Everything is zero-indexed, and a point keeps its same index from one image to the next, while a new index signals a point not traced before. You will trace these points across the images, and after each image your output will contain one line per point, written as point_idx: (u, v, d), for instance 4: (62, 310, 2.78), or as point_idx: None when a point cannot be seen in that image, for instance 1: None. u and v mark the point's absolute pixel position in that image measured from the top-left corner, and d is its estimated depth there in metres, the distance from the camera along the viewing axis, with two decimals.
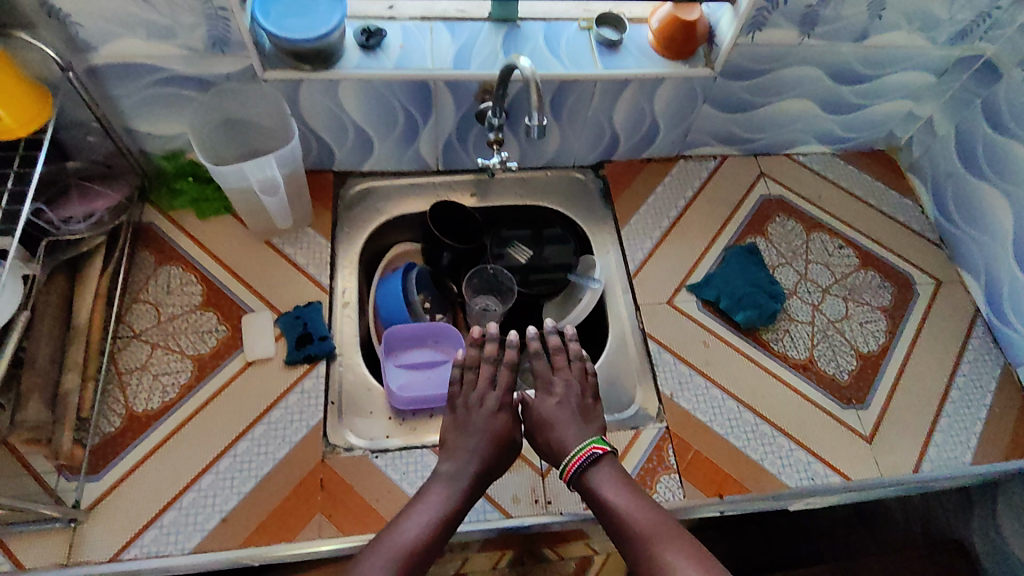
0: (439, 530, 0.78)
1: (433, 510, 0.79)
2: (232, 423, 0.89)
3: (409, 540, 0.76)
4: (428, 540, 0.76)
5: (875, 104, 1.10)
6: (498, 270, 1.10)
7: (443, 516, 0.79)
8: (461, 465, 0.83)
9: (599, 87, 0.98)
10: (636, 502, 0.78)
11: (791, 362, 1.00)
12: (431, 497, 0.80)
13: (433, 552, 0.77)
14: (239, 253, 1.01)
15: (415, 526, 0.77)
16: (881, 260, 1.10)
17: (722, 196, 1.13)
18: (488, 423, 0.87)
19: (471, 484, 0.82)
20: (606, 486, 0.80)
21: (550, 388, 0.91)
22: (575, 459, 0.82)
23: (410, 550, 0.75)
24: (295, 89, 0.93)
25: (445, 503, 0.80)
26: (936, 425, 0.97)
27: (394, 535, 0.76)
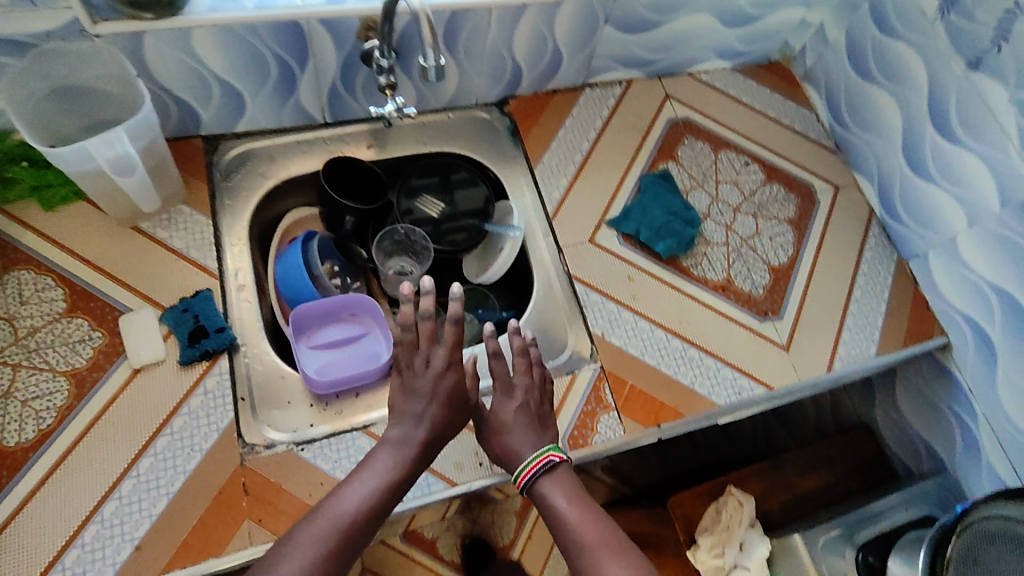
0: (382, 499, 0.73)
1: (377, 479, 0.74)
2: (129, 441, 0.78)
3: (349, 510, 0.70)
4: (371, 508, 0.72)
5: (770, 14, 1.08)
6: (409, 230, 1.02)
7: (388, 484, 0.74)
8: (409, 430, 0.78)
9: (495, 15, 0.90)
10: (586, 514, 0.76)
11: (711, 285, 0.99)
12: (376, 465, 0.75)
13: (374, 522, 0.72)
14: (102, 245, 0.87)
15: (357, 495, 0.72)
16: (786, 172, 1.11)
17: (631, 122, 1.09)
18: (436, 384, 0.80)
19: (419, 449, 0.77)
20: (557, 495, 0.77)
21: (510, 388, 0.84)
22: (525, 469, 0.79)
23: (350, 520, 0.70)
24: (136, 43, 0.78)
25: (390, 473, 0.75)
26: (844, 322, 1.00)
27: (331, 508, 0.70)
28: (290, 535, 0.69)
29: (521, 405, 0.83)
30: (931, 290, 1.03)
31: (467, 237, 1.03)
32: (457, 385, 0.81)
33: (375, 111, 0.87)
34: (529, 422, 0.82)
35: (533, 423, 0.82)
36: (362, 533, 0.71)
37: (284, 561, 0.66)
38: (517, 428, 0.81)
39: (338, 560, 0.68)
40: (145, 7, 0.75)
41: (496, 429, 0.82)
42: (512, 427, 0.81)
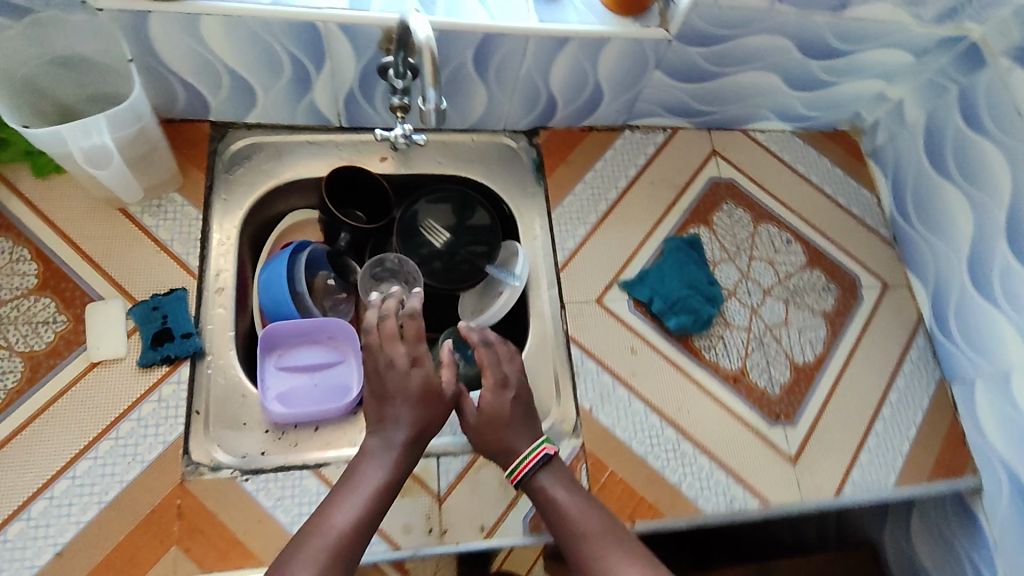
0: (370, 515, 0.65)
1: (365, 490, 0.66)
2: (72, 438, 0.75)
3: (337, 534, 0.63)
4: (359, 528, 0.64)
5: (846, 82, 0.96)
6: (401, 259, 0.95)
7: (376, 498, 0.67)
8: (390, 436, 0.70)
9: (532, 43, 0.82)
10: (586, 504, 0.71)
11: (721, 373, 0.90)
12: (363, 479, 0.68)
13: (364, 542, 0.64)
14: (86, 224, 0.83)
15: (343, 515, 0.64)
16: (831, 259, 1.00)
17: (668, 176, 1.00)
18: (408, 381, 0.72)
19: (404, 453, 0.70)
20: (556, 486, 0.73)
21: (503, 380, 0.78)
22: (521, 466, 0.74)
23: (339, 545, 0.62)
24: (140, 23, 0.73)
25: (378, 482, 0.68)
26: (863, 443, 0.89)
27: (319, 535, 0.62)
28: (280, 564, 0.61)
29: (516, 397, 0.77)
30: (971, 423, 0.92)
31: (478, 269, 0.96)
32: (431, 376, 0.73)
33: (380, 133, 0.79)
34: (523, 416, 0.77)
35: (527, 417, 0.77)
36: (353, 558, 0.63)
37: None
38: (512, 421, 0.76)
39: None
40: None
41: (497, 425, 0.75)
42: (504, 425, 0.75)
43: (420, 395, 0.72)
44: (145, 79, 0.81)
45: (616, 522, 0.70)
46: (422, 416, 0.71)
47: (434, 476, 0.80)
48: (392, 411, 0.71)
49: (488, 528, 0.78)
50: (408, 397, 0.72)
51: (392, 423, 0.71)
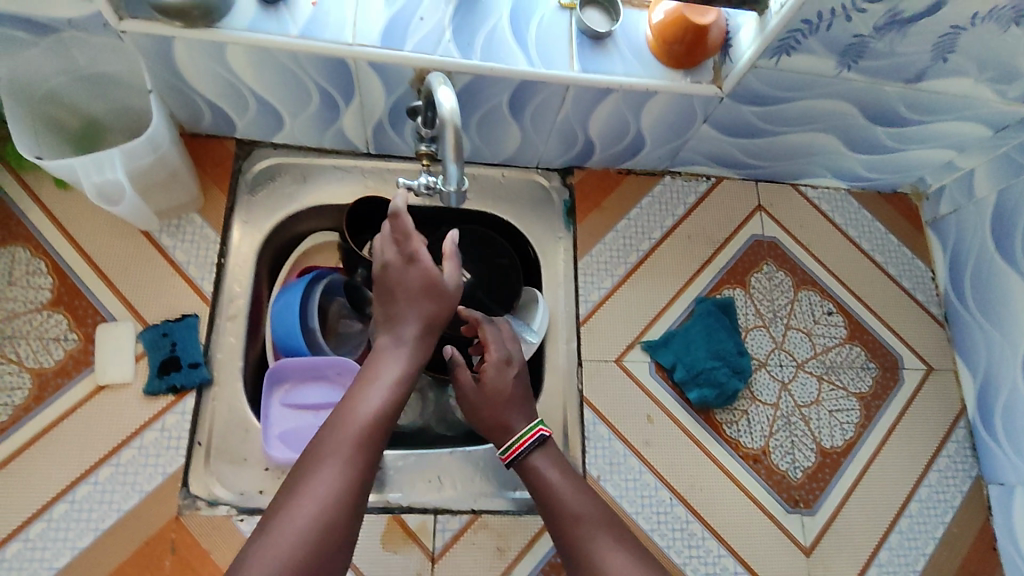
0: (390, 408, 0.65)
1: (383, 382, 0.66)
2: (73, 462, 0.74)
3: (362, 428, 0.63)
4: (381, 422, 0.64)
5: (912, 149, 0.89)
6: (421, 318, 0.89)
7: (395, 391, 0.66)
8: (403, 331, 0.70)
9: (571, 91, 0.77)
10: (578, 487, 0.72)
11: (741, 452, 0.86)
12: (380, 375, 0.67)
13: (387, 432, 0.65)
14: (103, 240, 0.82)
15: (364, 409, 0.64)
16: (873, 334, 0.94)
17: (707, 231, 0.94)
18: (410, 276, 0.71)
19: (417, 347, 0.70)
20: (550, 470, 0.73)
21: (508, 357, 0.78)
22: (516, 446, 0.73)
23: (364, 435, 0.62)
24: (163, 47, 0.70)
25: (395, 373, 0.67)
26: (885, 540, 0.85)
27: (343, 428, 0.62)
28: (310, 455, 0.61)
29: (518, 376, 0.78)
30: (1005, 530, 0.86)
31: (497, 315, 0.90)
32: (432, 273, 0.72)
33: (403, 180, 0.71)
34: (523, 397, 0.77)
35: (526, 398, 0.77)
36: (376, 449, 0.63)
37: (305, 487, 0.58)
38: (513, 399, 0.76)
39: (362, 482, 0.60)
40: (175, 14, 0.66)
41: (499, 402, 0.76)
42: (505, 402, 0.76)
43: (426, 289, 0.71)
44: (170, 97, 0.79)
45: (606, 509, 0.71)
46: (428, 316, 0.71)
47: (430, 534, 0.79)
48: (400, 308, 0.71)
49: None
50: (413, 293, 0.71)
51: (403, 317, 0.71)
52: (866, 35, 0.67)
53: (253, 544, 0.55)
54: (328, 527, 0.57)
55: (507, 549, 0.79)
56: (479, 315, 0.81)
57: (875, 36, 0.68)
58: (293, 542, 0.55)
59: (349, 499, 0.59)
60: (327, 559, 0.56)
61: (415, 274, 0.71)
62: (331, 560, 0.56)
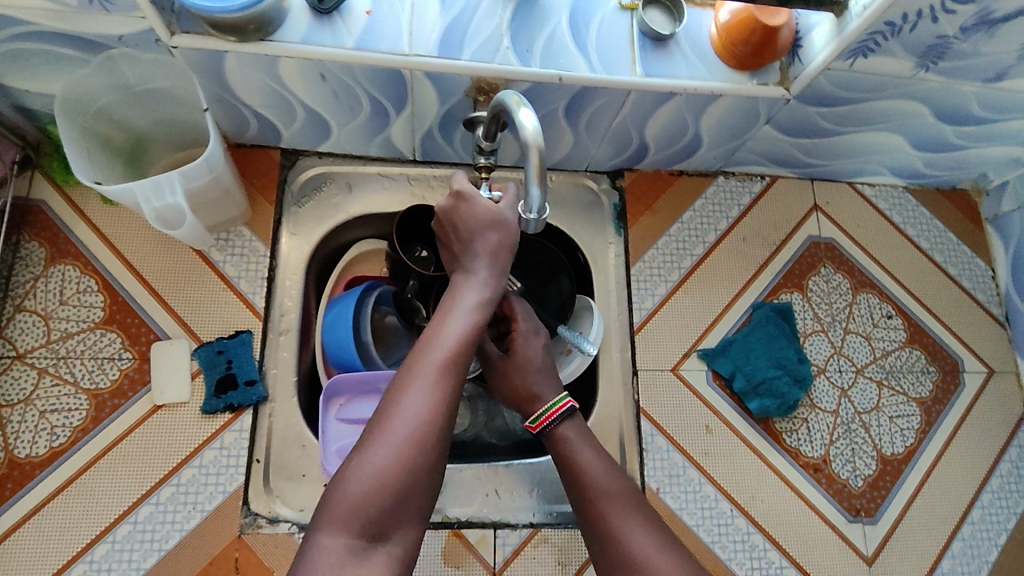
0: (478, 327, 0.60)
1: (467, 304, 0.61)
2: (132, 482, 0.73)
3: (450, 349, 0.58)
4: (470, 340, 0.59)
5: (978, 147, 0.86)
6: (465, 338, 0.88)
7: (481, 311, 0.61)
8: (483, 261, 0.63)
9: (632, 97, 0.74)
10: (606, 465, 0.68)
11: (802, 461, 0.84)
12: (463, 293, 0.62)
13: (475, 352, 0.60)
14: (153, 256, 0.81)
15: (450, 328, 0.59)
16: (933, 337, 0.92)
17: (762, 233, 0.92)
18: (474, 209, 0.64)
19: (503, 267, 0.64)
20: (581, 447, 0.69)
21: (536, 327, 0.77)
22: (546, 416, 0.71)
23: (452, 358, 0.57)
24: (214, 61, 0.67)
25: (479, 294, 0.62)
26: (947, 547, 0.83)
27: (429, 350, 0.57)
28: (398, 379, 0.57)
29: (545, 347, 0.77)
30: None
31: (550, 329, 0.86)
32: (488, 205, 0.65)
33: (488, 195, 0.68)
34: (551, 369, 0.76)
35: (552, 370, 0.75)
36: (465, 370, 0.58)
37: (393, 413, 0.54)
38: (541, 368, 0.75)
39: (452, 405, 0.56)
40: (230, 29, 0.64)
41: (526, 371, 0.74)
42: (534, 370, 0.74)
43: (499, 220, 0.64)
44: (218, 110, 0.77)
45: (634, 490, 0.66)
46: (503, 246, 0.64)
47: (490, 548, 0.78)
48: (474, 233, 0.64)
49: None
50: (480, 227, 0.64)
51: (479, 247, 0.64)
52: (951, 36, 0.64)
53: (341, 474, 0.53)
54: (418, 452, 0.53)
55: (568, 564, 0.78)
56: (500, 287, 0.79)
57: (960, 37, 0.64)
58: (383, 471, 0.52)
59: (439, 424, 0.55)
60: (418, 487, 0.53)
61: (482, 209, 0.64)
62: (424, 484, 0.54)
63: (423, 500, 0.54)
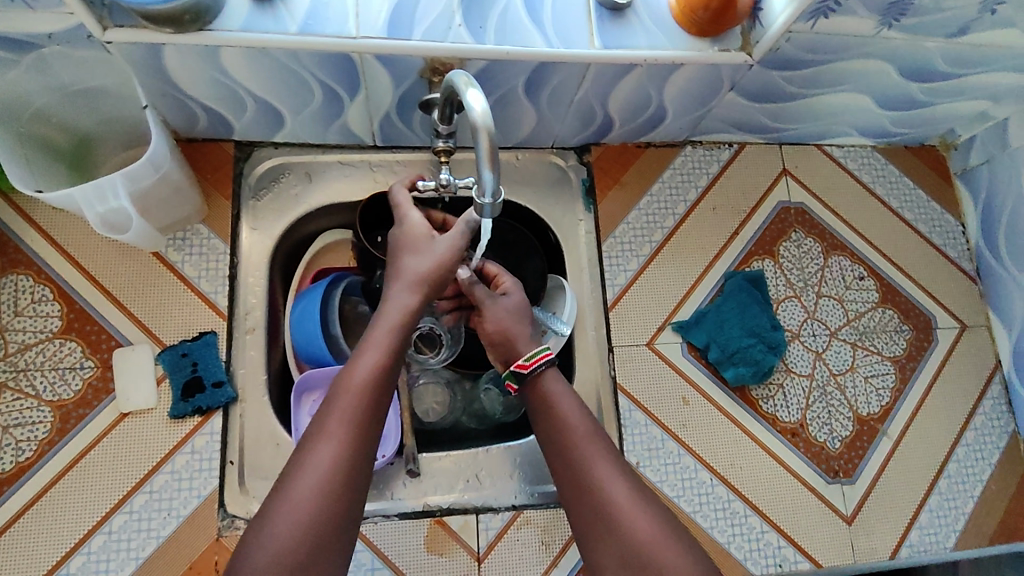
0: (390, 368, 0.62)
1: (375, 346, 0.62)
2: (104, 493, 0.72)
3: (361, 393, 0.59)
4: (380, 383, 0.60)
5: (945, 102, 0.85)
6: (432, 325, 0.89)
7: (391, 350, 0.62)
8: (398, 293, 0.65)
9: (592, 70, 0.72)
10: (582, 412, 0.66)
11: (779, 426, 0.84)
12: (372, 335, 0.63)
13: (386, 396, 0.61)
14: (109, 260, 0.78)
15: (360, 372, 0.60)
16: (905, 295, 0.92)
17: (732, 201, 0.91)
18: (407, 234, 0.69)
19: (417, 304, 0.65)
20: (561, 396, 0.66)
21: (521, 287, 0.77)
22: (540, 356, 0.68)
23: (360, 403, 0.59)
24: (153, 55, 0.64)
25: (388, 336, 0.63)
26: (924, 502, 0.84)
27: (337, 397, 0.59)
28: (308, 431, 0.58)
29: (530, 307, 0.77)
30: None
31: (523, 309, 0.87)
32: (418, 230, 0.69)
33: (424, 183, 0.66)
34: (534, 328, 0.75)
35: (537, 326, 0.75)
36: (377, 414, 0.60)
37: (301, 467, 0.55)
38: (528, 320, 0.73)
39: (365, 450, 0.57)
40: (165, 20, 0.61)
41: (525, 313, 0.74)
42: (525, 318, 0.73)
43: (416, 250, 0.68)
44: (163, 105, 0.74)
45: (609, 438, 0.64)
46: (422, 277, 0.66)
47: (474, 533, 0.77)
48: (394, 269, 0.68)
49: None
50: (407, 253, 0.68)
51: (398, 280, 0.66)
52: None
53: (255, 528, 0.53)
54: (331, 501, 0.54)
55: (551, 544, 0.78)
56: (481, 259, 0.80)
57: None
58: (295, 525, 0.52)
59: (350, 472, 0.56)
60: (332, 536, 0.53)
61: (416, 231, 0.69)
62: (336, 532, 0.54)
63: (337, 551, 0.54)
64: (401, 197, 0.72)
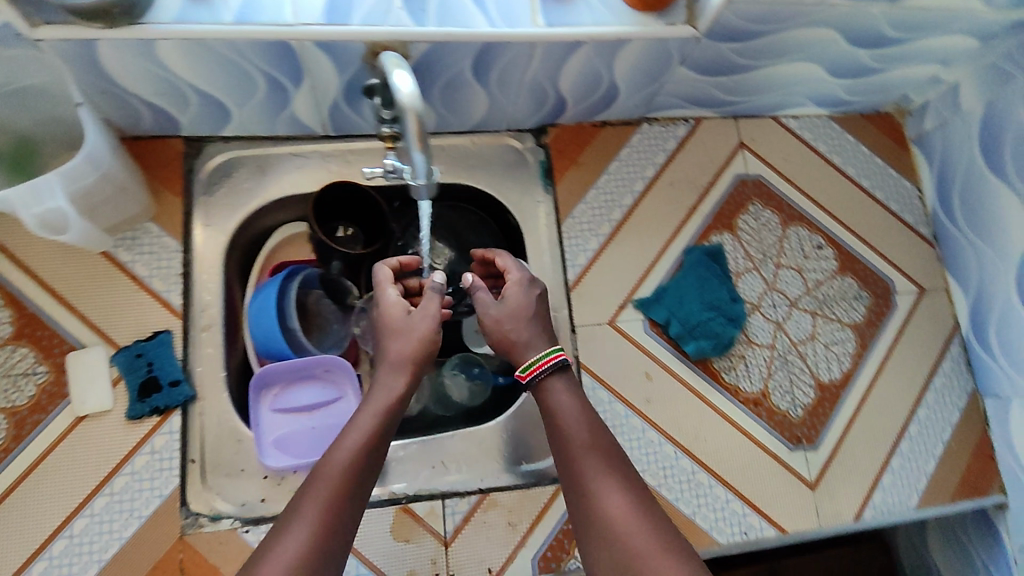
0: (370, 453, 0.61)
1: (358, 430, 0.61)
2: (64, 498, 0.71)
3: (338, 479, 0.58)
4: (359, 472, 0.59)
5: (895, 68, 0.85)
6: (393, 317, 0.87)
7: (373, 433, 0.61)
8: (386, 376, 0.65)
9: (538, 50, 0.71)
10: (586, 420, 0.65)
11: (741, 397, 0.85)
12: (355, 420, 0.63)
13: (366, 482, 0.60)
14: (57, 262, 0.77)
15: (339, 458, 0.59)
16: (863, 262, 0.92)
17: (690, 176, 0.91)
18: (386, 312, 0.69)
19: (404, 387, 0.65)
20: (565, 402, 0.66)
21: (529, 277, 0.74)
22: (537, 365, 0.67)
23: (341, 486, 0.58)
24: (84, 51, 0.63)
25: (371, 421, 0.62)
26: (887, 464, 0.85)
27: (318, 481, 0.58)
28: (280, 520, 0.56)
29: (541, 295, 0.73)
30: (1002, 441, 0.87)
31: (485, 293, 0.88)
32: (401, 308, 0.69)
33: (369, 170, 0.65)
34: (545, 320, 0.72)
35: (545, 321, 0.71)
36: (354, 502, 0.58)
37: (271, 553, 0.53)
38: (533, 319, 0.71)
39: (336, 539, 0.55)
40: (93, 15, 0.59)
41: (525, 316, 0.70)
42: (527, 318, 0.70)
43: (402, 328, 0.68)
44: (103, 103, 0.72)
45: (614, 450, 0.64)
46: (408, 357, 0.66)
47: (440, 519, 0.77)
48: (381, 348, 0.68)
49: (496, 569, 0.76)
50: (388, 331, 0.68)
51: (385, 362, 0.66)
52: None
53: None
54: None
55: (518, 524, 0.78)
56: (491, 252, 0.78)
57: None
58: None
59: (319, 558, 0.54)
60: None
61: (392, 310, 0.69)
62: None
63: None
64: (381, 275, 0.73)
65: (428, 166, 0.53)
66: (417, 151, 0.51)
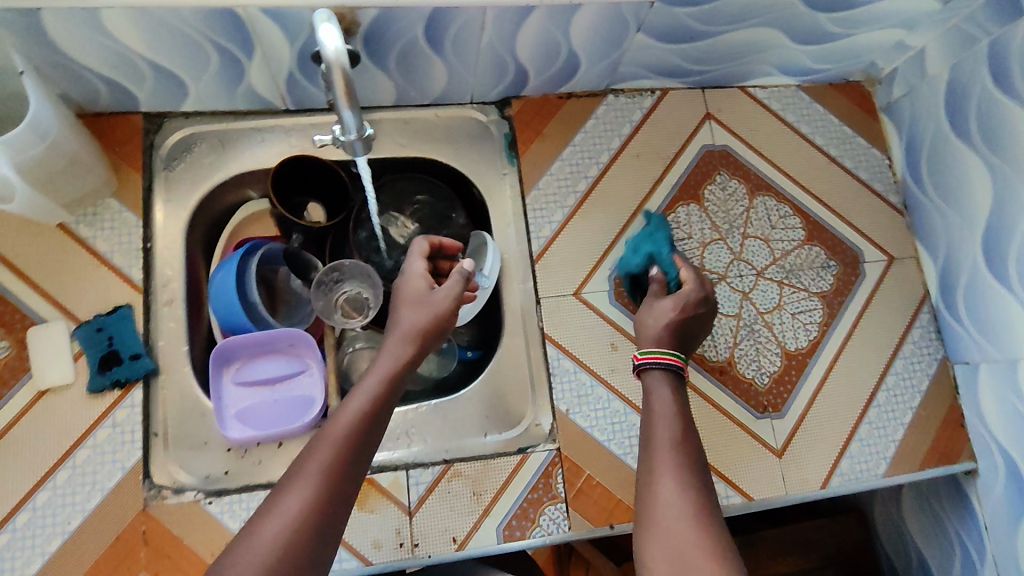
0: (373, 418, 0.60)
1: (362, 391, 0.61)
2: (25, 472, 0.71)
3: (341, 441, 0.57)
4: (363, 436, 0.58)
5: (859, 33, 0.85)
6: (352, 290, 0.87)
7: (378, 397, 0.61)
8: (395, 342, 0.66)
9: (490, 15, 0.71)
10: (672, 416, 0.68)
11: (707, 366, 0.85)
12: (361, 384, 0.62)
13: (369, 447, 0.59)
14: (17, 238, 0.77)
15: (345, 421, 0.58)
16: (832, 232, 0.92)
17: (656, 146, 0.91)
18: (411, 284, 0.71)
19: (413, 355, 0.66)
20: (658, 391, 0.71)
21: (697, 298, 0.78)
22: (655, 356, 0.73)
23: (345, 450, 0.57)
24: (29, 20, 0.63)
25: (375, 380, 0.62)
26: (854, 433, 0.85)
27: (323, 443, 0.57)
28: (281, 480, 0.55)
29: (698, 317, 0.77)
30: (971, 407, 0.86)
31: None
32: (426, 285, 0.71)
33: (317, 138, 0.64)
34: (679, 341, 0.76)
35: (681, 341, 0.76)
36: (358, 465, 0.57)
37: (271, 513, 0.52)
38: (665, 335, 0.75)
39: (335, 503, 0.54)
40: None
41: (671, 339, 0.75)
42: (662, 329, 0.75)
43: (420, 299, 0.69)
44: (57, 78, 0.72)
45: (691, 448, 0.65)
46: (420, 330, 0.67)
47: (405, 489, 0.77)
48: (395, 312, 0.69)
49: (460, 539, 0.76)
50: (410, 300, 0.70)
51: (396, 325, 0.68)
52: None
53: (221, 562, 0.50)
54: (296, 547, 0.50)
55: (483, 494, 0.78)
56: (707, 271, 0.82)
57: None
58: (251, 567, 0.48)
59: (321, 517, 0.53)
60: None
61: (414, 283, 0.71)
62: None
63: None
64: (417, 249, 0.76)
65: (358, 119, 0.57)
66: (345, 103, 0.54)
